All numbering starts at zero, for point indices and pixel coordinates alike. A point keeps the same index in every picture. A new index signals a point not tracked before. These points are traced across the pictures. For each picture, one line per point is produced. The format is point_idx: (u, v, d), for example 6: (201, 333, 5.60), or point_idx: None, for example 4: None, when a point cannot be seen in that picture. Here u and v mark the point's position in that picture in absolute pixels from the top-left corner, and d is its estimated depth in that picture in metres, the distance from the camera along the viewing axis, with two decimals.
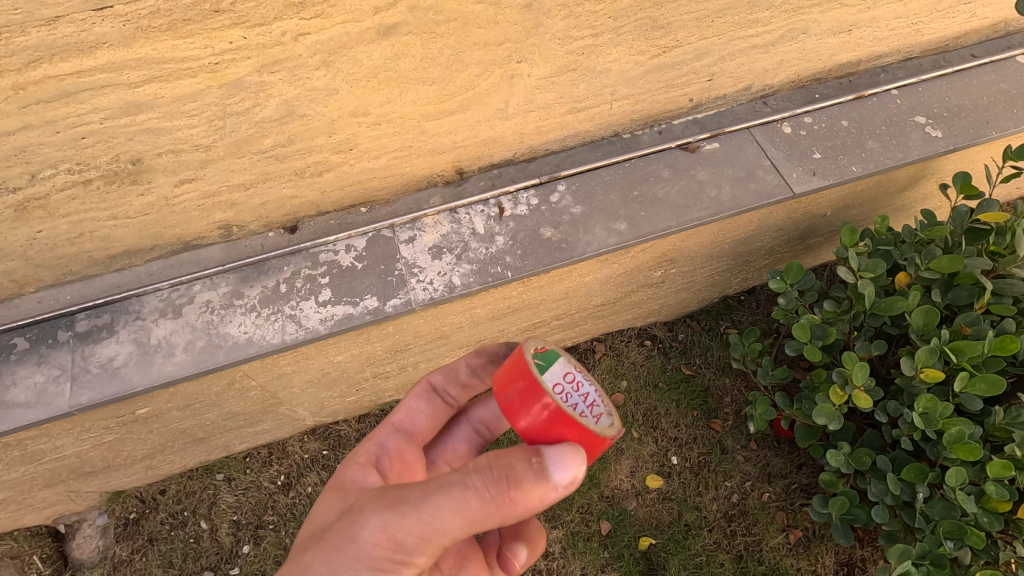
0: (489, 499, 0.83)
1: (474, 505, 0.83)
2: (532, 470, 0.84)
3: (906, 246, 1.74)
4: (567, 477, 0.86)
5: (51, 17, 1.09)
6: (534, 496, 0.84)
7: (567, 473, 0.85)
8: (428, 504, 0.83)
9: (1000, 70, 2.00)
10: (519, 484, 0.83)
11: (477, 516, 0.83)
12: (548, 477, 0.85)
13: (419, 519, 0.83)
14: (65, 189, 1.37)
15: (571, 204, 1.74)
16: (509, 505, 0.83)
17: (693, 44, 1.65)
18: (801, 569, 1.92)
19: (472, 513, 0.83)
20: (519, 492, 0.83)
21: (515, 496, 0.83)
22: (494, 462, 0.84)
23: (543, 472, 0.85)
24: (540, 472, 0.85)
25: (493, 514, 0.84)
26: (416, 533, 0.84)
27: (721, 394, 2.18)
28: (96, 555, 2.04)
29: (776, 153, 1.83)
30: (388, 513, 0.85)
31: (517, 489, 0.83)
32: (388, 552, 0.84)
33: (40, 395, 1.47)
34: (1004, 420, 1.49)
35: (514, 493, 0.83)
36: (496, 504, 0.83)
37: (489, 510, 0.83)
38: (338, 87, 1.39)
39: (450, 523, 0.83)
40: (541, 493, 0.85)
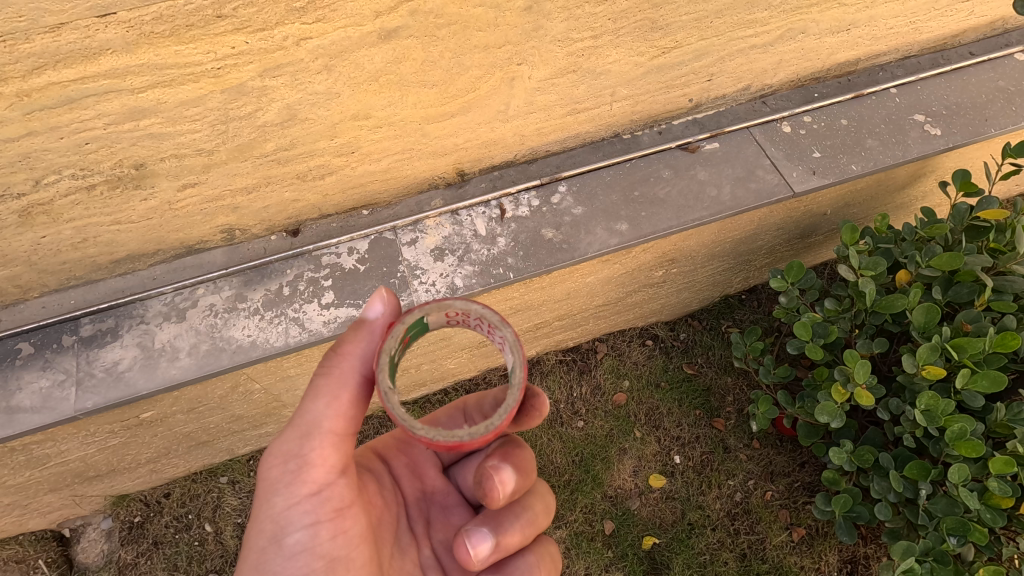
0: (328, 372, 1.03)
1: (325, 382, 1.03)
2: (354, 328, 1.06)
3: (907, 243, 1.74)
4: (381, 310, 1.06)
5: (54, 24, 1.10)
6: (363, 344, 1.05)
7: (378, 303, 1.06)
8: (294, 414, 1.04)
9: (997, 68, 2.01)
10: (342, 341, 1.05)
11: (333, 388, 1.03)
12: (366, 321, 1.05)
13: (294, 423, 1.03)
14: (69, 195, 1.37)
15: (573, 204, 1.75)
16: (347, 361, 1.04)
17: (692, 45, 1.66)
18: (804, 567, 1.93)
19: (327, 390, 1.03)
20: (346, 344, 1.05)
21: (345, 348, 1.04)
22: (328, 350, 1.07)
23: (361, 324, 1.06)
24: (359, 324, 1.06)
25: (344, 375, 1.03)
26: (296, 434, 1.02)
27: (723, 393, 2.19)
28: (102, 558, 2.05)
29: (775, 152, 1.84)
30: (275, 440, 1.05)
31: (344, 343, 1.05)
32: (284, 462, 1.02)
33: (46, 399, 1.48)
34: (1005, 416, 1.50)
35: (344, 348, 1.05)
36: (337, 368, 1.03)
37: (335, 377, 1.03)
38: (339, 91, 1.39)
39: (318, 409, 1.02)
40: (366, 332, 1.05)
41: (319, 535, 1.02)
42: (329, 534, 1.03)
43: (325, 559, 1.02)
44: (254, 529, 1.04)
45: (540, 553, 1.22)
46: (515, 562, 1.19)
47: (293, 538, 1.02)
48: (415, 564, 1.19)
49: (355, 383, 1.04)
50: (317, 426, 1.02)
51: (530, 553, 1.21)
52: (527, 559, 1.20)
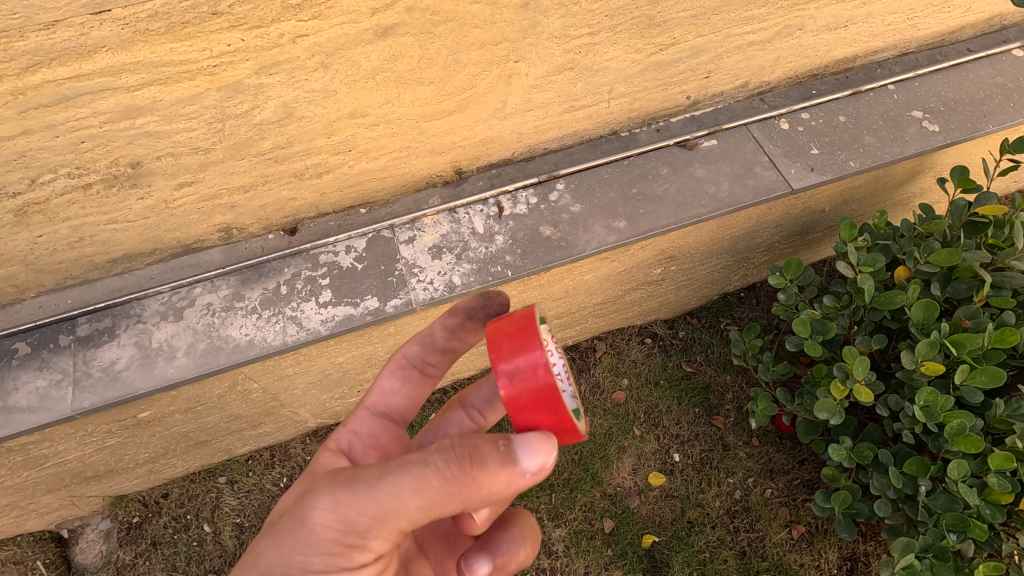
0: (447, 481, 0.83)
1: (434, 486, 0.83)
2: (499, 452, 0.84)
3: (905, 240, 1.74)
4: (538, 464, 0.85)
5: (49, 21, 1.09)
6: (498, 482, 0.84)
7: (537, 461, 0.85)
8: (381, 481, 0.84)
9: (996, 64, 2.01)
10: (479, 463, 0.83)
11: (437, 496, 0.83)
12: (515, 460, 0.84)
13: (374, 499, 0.84)
14: (66, 194, 1.37)
15: (570, 202, 1.74)
16: (471, 485, 0.83)
17: (689, 41, 1.65)
18: (805, 564, 1.92)
19: (430, 493, 0.83)
20: (485, 472, 0.83)
21: (477, 479, 0.83)
22: (458, 444, 0.84)
23: (511, 454, 0.84)
24: (507, 456, 0.84)
25: (456, 498, 0.83)
26: (370, 514, 0.85)
27: (722, 391, 2.19)
28: (100, 559, 2.04)
29: (773, 149, 1.84)
30: (338, 490, 0.87)
31: (478, 471, 0.83)
32: (340, 530, 0.86)
33: (42, 399, 1.48)
34: (1005, 412, 1.50)
35: (477, 477, 0.83)
36: (457, 484, 0.83)
37: (448, 493, 0.83)
38: (336, 89, 1.39)
39: (407, 503, 0.84)
40: (505, 477, 0.84)
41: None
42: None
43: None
44: (269, 559, 0.88)
45: (524, 521, 1.15)
46: (500, 538, 1.12)
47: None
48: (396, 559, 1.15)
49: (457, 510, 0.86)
50: (395, 519, 0.85)
51: (517, 526, 1.14)
52: (513, 533, 1.13)
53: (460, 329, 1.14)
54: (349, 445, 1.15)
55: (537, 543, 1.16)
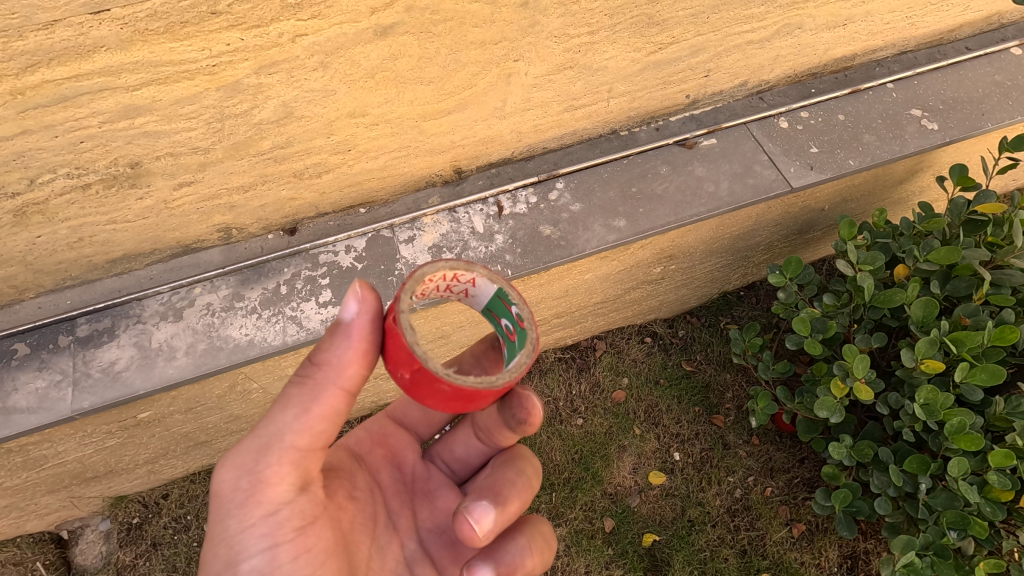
0: (301, 378, 0.96)
1: (296, 390, 0.95)
2: (328, 333, 0.96)
3: (904, 238, 1.75)
4: (356, 308, 0.93)
5: (47, 21, 1.09)
6: (342, 350, 0.94)
7: (353, 301, 0.93)
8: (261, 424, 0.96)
9: (994, 63, 2.01)
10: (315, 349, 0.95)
11: (304, 397, 0.95)
12: (339, 323, 0.94)
13: (256, 433, 0.96)
14: (65, 194, 1.37)
15: (570, 201, 1.74)
16: (325, 366, 0.95)
17: (689, 40, 1.66)
18: (805, 562, 1.93)
19: (298, 399, 0.95)
20: (324, 349, 0.95)
21: (320, 360, 0.95)
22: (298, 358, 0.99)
23: (334, 326, 0.95)
24: (335, 328, 0.95)
25: (321, 388, 0.95)
26: (255, 448, 0.95)
27: (722, 390, 2.19)
28: (100, 560, 2.03)
29: (773, 147, 1.84)
30: (231, 450, 0.96)
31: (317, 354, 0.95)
32: (236, 478, 0.94)
33: (42, 400, 1.48)
34: (1004, 409, 1.50)
35: (320, 358, 0.95)
36: (313, 377, 0.96)
37: (308, 387, 0.95)
38: (336, 88, 1.39)
39: (285, 419, 0.94)
40: (341, 343, 0.94)
41: (276, 558, 0.94)
42: (288, 556, 0.95)
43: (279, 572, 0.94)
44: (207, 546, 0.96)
45: (533, 529, 1.14)
46: (508, 547, 1.11)
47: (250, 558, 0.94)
48: (399, 560, 1.17)
49: (332, 395, 0.96)
50: (278, 437, 0.94)
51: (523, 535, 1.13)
52: (520, 543, 1.12)
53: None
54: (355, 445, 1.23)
55: (547, 552, 1.16)
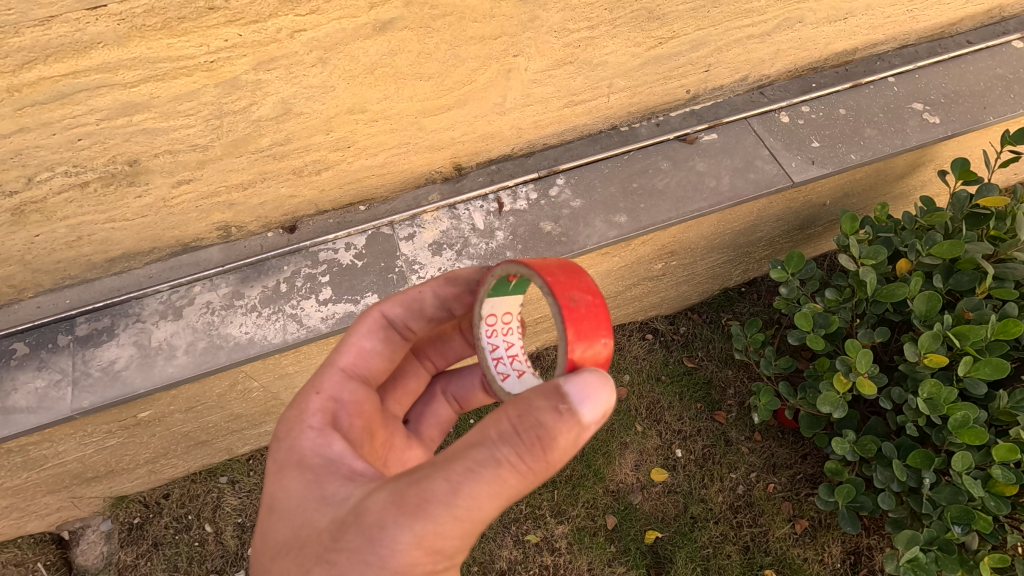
0: (524, 474, 0.77)
1: (511, 483, 0.77)
2: (556, 417, 0.77)
3: (907, 232, 1.74)
4: (591, 402, 0.79)
5: (44, 17, 1.08)
6: (565, 453, 0.79)
7: (601, 402, 0.80)
8: (461, 504, 0.75)
9: (995, 56, 2.00)
10: (549, 437, 0.77)
11: (512, 490, 0.78)
12: (561, 400, 0.78)
13: (456, 518, 0.75)
14: (63, 192, 1.36)
15: (571, 197, 1.74)
16: (546, 467, 0.78)
17: (689, 35, 1.65)
18: (808, 559, 1.92)
19: (507, 491, 0.77)
20: (557, 450, 0.77)
21: (552, 458, 0.77)
22: (519, 427, 0.77)
23: (557, 400, 0.79)
24: (569, 419, 0.78)
25: (529, 482, 0.79)
26: (457, 534, 0.76)
27: (723, 386, 2.18)
28: (101, 561, 2.03)
29: (774, 142, 1.83)
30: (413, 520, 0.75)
31: (547, 443, 0.77)
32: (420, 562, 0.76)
33: (41, 400, 1.47)
34: (1008, 403, 1.49)
35: (550, 453, 0.77)
36: (532, 472, 0.77)
37: (519, 483, 0.77)
38: (334, 84, 1.38)
39: (485, 507, 0.77)
40: (576, 436, 0.79)
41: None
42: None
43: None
44: None
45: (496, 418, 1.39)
46: None
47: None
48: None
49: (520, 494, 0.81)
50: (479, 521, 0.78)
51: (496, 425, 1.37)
52: None
53: (452, 297, 1.16)
54: (331, 411, 1.03)
55: None
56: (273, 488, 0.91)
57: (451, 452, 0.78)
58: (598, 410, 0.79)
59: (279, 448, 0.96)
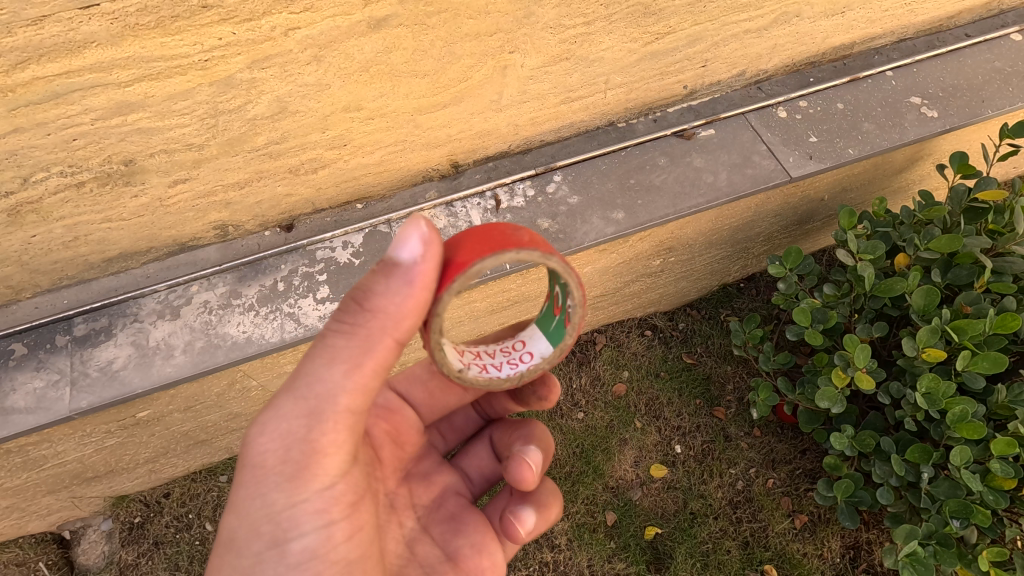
0: (352, 331, 0.93)
1: (342, 347, 0.93)
2: (386, 275, 0.93)
3: (905, 227, 1.74)
4: (420, 251, 0.93)
5: (36, 16, 1.08)
6: (397, 298, 0.93)
7: (416, 243, 0.93)
8: (338, 386, 0.93)
9: (994, 49, 2.00)
10: (372, 298, 0.93)
11: (351, 353, 0.93)
12: (399, 265, 0.93)
13: (301, 398, 0.93)
14: (58, 192, 1.36)
15: (569, 194, 1.73)
16: (358, 328, 0.93)
17: (685, 30, 1.64)
18: (807, 554, 1.92)
19: (342, 357, 0.93)
20: (376, 303, 0.93)
21: (367, 305, 0.93)
22: (345, 304, 0.95)
23: (393, 269, 0.94)
24: (404, 273, 0.93)
25: (365, 340, 0.93)
26: (301, 414, 0.93)
27: (722, 382, 2.18)
28: (102, 560, 2.03)
29: (772, 137, 1.83)
30: (269, 416, 0.95)
31: (370, 300, 0.94)
32: (287, 450, 0.94)
33: (40, 400, 1.47)
34: (1006, 397, 1.49)
35: (369, 306, 0.93)
36: (358, 333, 0.93)
37: (359, 341, 0.93)
38: (329, 82, 1.38)
39: (332, 382, 0.93)
40: (396, 290, 0.93)
41: (332, 539, 1.00)
42: (343, 536, 1.02)
43: (338, 564, 1.01)
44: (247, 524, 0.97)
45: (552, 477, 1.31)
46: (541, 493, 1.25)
47: (298, 544, 0.98)
48: (399, 540, 1.21)
49: (382, 349, 0.95)
50: (330, 402, 0.93)
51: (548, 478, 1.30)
52: (548, 487, 1.27)
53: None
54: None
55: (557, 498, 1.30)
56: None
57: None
58: (410, 252, 0.93)
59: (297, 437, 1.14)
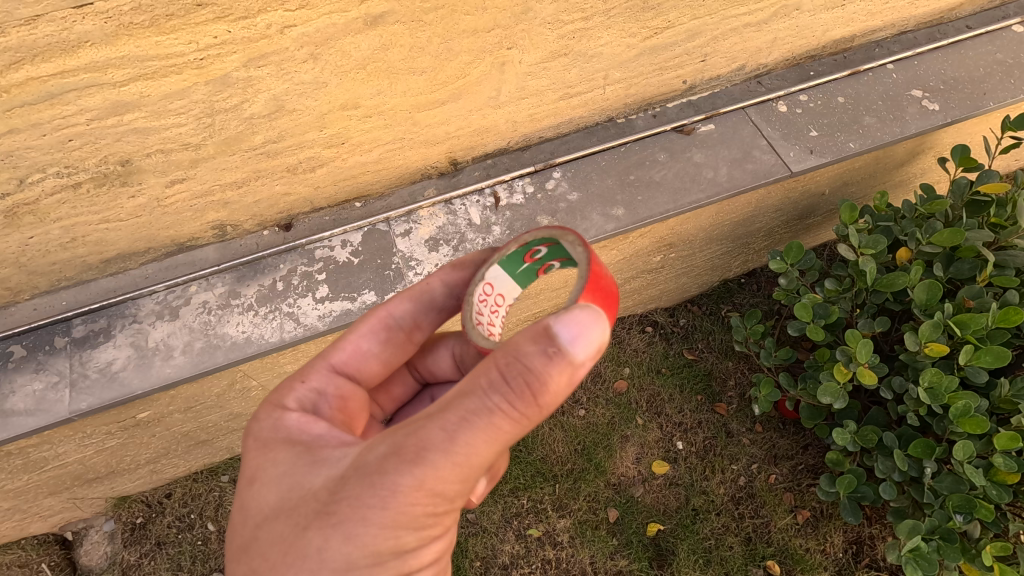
0: (518, 419, 0.79)
1: (507, 429, 0.80)
2: (535, 349, 0.79)
3: (907, 221, 1.72)
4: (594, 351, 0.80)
5: (29, 16, 1.07)
6: (564, 387, 0.80)
7: (595, 338, 0.80)
8: (482, 455, 0.80)
9: (995, 41, 1.98)
10: (544, 392, 0.79)
11: (507, 437, 0.81)
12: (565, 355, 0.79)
13: (450, 462, 0.78)
14: (55, 194, 1.35)
15: (568, 190, 1.73)
16: (533, 414, 0.80)
17: (685, 24, 1.63)
18: (810, 549, 1.92)
19: (501, 436, 0.80)
20: (549, 395, 0.79)
21: (543, 403, 0.79)
22: (508, 376, 0.78)
23: (567, 357, 0.79)
24: (557, 357, 0.78)
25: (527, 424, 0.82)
26: (456, 478, 0.80)
27: (724, 378, 2.17)
28: (104, 561, 2.03)
29: (772, 132, 1.82)
30: (415, 469, 0.78)
31: (537, 393, 0.79)
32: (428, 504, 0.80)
33: (39, 402, 1.47)
34: (1010, 391, 1.49)
35: (542, 397, 0.79)
36: (523, 418, 0.80)
37: (521, 428, 0.81)
38: (327, 80, 1.37)
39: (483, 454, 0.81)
40: (569, 376, 0.80)
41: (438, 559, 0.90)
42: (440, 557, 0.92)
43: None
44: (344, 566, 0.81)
45: None
46: None
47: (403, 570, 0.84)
48: None
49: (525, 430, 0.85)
50: (476, 468, 0.81)
51: None
52: None
53: (460, 285, 1.15)
54: (312, 401, 1.05)
55: None
56: (259, 461, 0.94)
57: (450, 399, 0.80)
58: (589, 349, 0.79)
59: (262, 427, 0.98)
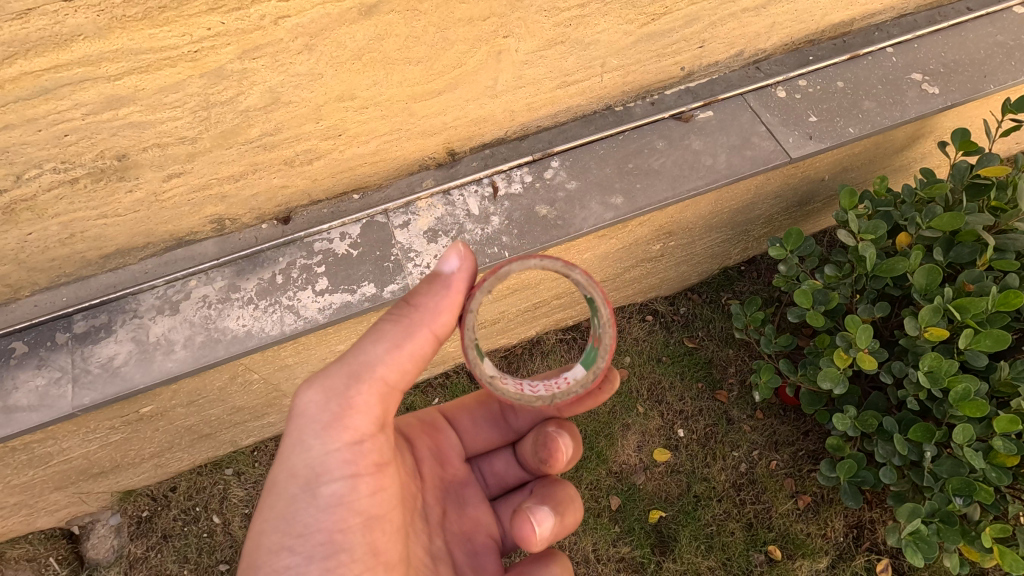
0: (401, 320, 1.10)
1: (393, 330, 1.09)
2: (424, 283, 1.12)
3: (906, 205, 1.72)
4: (457, 264, 1.11)
5: (21, 10, 1.07)
6: (435, 296, 1.10)
7: (454, 258, 1.11)
8: (358, 356, 1.07)
9: (996, 23, 1.97)
10: (418, 296, 1.11)
11: (400, 337, 1.09)
12: (439, 276, 1.11)
13: (347, 361, 1.08)
14: (52, 189, 1.35)
15: (567, 179, 1.72)
16: (417, 318, 1.10)
17: (682, 10, 1.62)
18: (811, 534, 1.93)
19: (394, 337, 1.09)
20: (421, 299, 1.10)
21: (417, 305, 1.10)
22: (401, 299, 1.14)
23: (436, 278, 1.12)
24: (432, 278, 1.12)
25: (415, 328, 1.09)
26: (346, 376, 1.06)
27: (724, 365, 2.18)
28: (112, 554, 2.04)
29: (771, 118, 1.81)
30: (318, 376, 1.07)
31: (420, 302, 1.10)
32: (325, 401, 1.05)
33: (42, 397, 1.47)
34: (1009, 374, 1.50)
35: (416, 302, 1.10)
36: (410, 321, 1.10)
37: (403, 326, 1.09)
38: (322, 71, 1.36)
39: (377, 351, 1.08)
40: (436, 282, 1.11)
41: (356, 489, 1.07)
42: (367, 490, 1.08)
43: (361, 516, 1.07)
44: (284, 470, 1.06)
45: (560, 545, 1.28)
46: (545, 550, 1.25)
47: (326, 489, 1.05)
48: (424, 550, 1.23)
49: (421, 335, 1.10)
50: (368, 367, 1.07)
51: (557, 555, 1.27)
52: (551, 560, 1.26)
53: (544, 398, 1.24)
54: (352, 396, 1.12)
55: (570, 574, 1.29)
56: None
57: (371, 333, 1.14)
58: (447, 261, 1.11)
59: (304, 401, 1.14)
